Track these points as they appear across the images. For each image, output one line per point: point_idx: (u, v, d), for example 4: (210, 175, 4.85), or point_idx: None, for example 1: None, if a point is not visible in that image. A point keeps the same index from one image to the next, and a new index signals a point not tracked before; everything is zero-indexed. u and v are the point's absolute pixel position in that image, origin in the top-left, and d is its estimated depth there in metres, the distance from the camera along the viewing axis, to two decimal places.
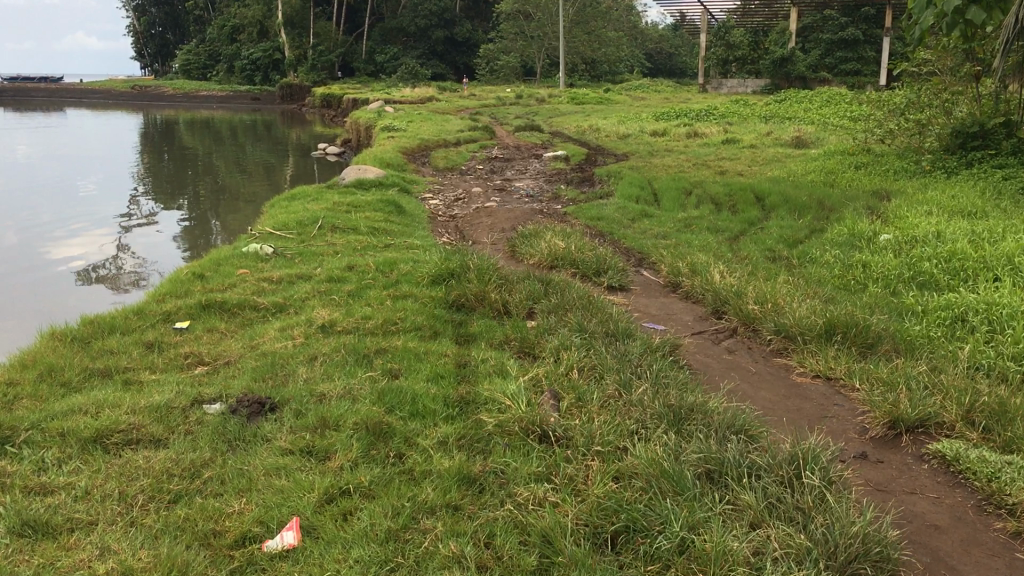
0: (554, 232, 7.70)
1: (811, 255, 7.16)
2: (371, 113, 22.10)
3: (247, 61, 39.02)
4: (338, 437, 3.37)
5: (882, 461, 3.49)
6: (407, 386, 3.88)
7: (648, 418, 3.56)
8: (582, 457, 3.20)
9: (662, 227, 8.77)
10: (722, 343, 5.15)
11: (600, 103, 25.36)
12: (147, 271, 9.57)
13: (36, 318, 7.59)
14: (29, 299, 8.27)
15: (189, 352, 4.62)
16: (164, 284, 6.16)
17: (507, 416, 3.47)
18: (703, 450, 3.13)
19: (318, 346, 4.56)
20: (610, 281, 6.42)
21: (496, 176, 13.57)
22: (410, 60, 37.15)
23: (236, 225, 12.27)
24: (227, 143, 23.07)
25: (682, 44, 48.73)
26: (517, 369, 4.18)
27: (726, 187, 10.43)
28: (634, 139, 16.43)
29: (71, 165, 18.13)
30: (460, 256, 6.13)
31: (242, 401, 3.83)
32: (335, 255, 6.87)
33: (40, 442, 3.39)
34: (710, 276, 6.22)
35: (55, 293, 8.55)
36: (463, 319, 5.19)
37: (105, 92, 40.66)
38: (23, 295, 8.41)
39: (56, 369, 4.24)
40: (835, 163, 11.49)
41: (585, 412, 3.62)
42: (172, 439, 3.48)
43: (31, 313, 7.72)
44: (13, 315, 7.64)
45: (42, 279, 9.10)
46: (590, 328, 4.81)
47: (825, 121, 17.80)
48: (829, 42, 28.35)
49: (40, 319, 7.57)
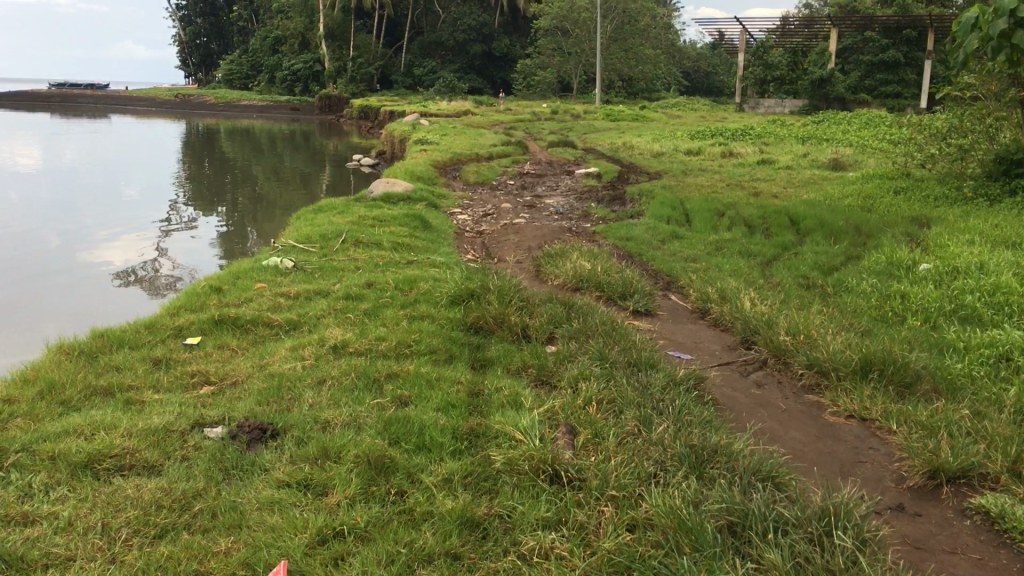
0: (580, 252, 7.50)
1: (847, 283, 6.89)
2: (406, 126, 22.08)
3: (286, 71, 39.35)
4: (338, 470, 3.19)
5: (921, 514, 3.24)
6: (416, 416, 3.70)
7: (668, 459, 3.35)
8: (595, 503, 3.00)
9: (693, 250, 8.53)
10: (751, 376, 4.92)
11: (635, 120, 25.20)
12: (183, 276, 9.54)
13: (72, 320, 7.55)
14: (65, 301, 8.26)
15: (196, 371, 4.47)
16: (180, 296, 6.05)
17: (517, 453, 3.28)
18: (726, 500, 2.91)
19: (328, 368, 4.39)
20: (636, 305, 6.19)
21: (526, 192, 13.40)
22: (448, 74, 37.22)
23: (272, 234, 12.23)
24: (264, 152, 23.16)
25: (720, 63, 48.45)
26: (532, 400, 3.97)
27: (761, 210, 10.18)
28: (669, 158, 16.21)
29: (114, 170, 18.33)
30: (482, 277, 5.95)
31: (243, 426, 3.66)
32: (355, 271, 6.72)
33: (29, 465, 3.25)
34: (740, 303, 5.99)
35: (91, 295, 8.54)
36: (480, 343, 5.00)
37: (148, 100, 41.22)
38: (59, 298, 8.39)
39: (56, 386, 4.10)
40: (874, 187, 11.19)
41: (602, 449, 3.41)
42: (166, 466, 3.32)
43: (67, 316, 7.72)
44: (49, 318, 7.61)
45: (80, 282, 9.11)
46: (613, 357, 4.59)
47: (864, 144, 17.47)
48: (869, 64, 28.08)
49: (76, 321, 7.53)
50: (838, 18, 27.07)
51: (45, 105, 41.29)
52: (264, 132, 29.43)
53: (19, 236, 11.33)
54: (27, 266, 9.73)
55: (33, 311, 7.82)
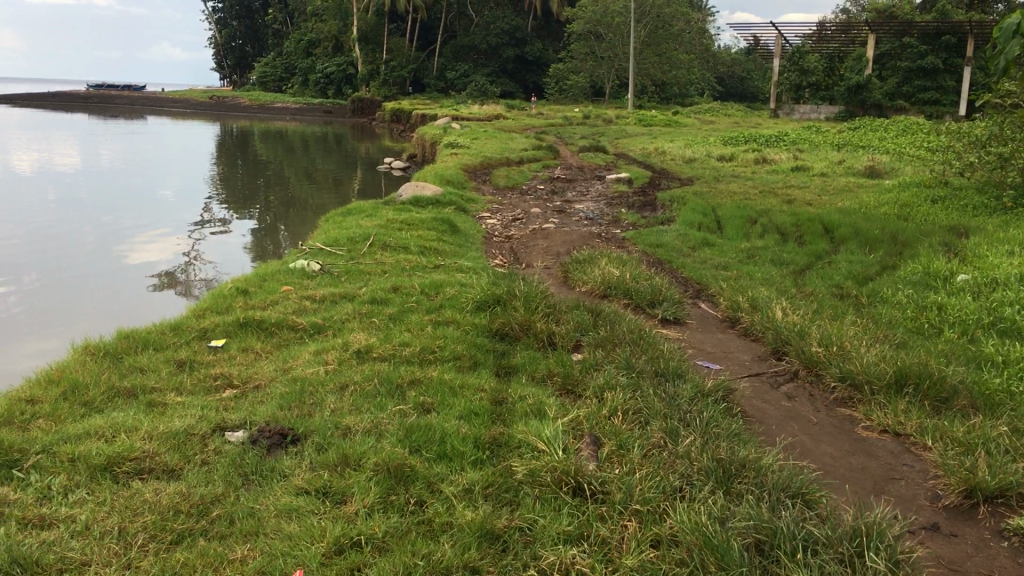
0: (609, 258, 7.43)
1: (881, 294, 6.75)
2: (438, 129, 22.10)
3: (320, 74, 39.62)
4: (356, 479, 3.14)
5: (957, 535, 3.13)
6: (437, 423, 3.65)
7: (694, 473, 3.27)
8: (618, 518, 2.93)
9: (724, 258, 8.41)
10: (781, 388, 4.81)
11: (668, 125, 25.05)
12: (215, 277, 9.60)
13: (106, 319, 7.61)
14: (99, 300, 8.33)
15: (219, 374, 4.45)
16: (207, 297, 6.05)
17: (539, 464, 3.21)
18: (753, 516, 2.83)
19: (350, 374, 4.35)
20: (664, 313, 6.10)
21: (557, 197, 13.33)
22: (480, 78, 37.26)
23: (304, 235, 12.28)
24: (296, 154, 23.29)
25: (755, 68, 48.08)
26: (556, 409, 3.90)
27: (794, 217, 10.03)
28: (701, 164, 16.07)
29: (150, 171, 18.54)
30: (508, 283, 5.89)
31: (264, 431, 3.63)
32: (382, 275, 6.69)
33: (49, 468, 3.23)
34: (771, 313, 5.88)
35: (125, 294, 8.60)
36: (506, 350, 4.95)
37: (184, 101, 41.71)
38: (94, 296, 8.47)
39: (80, 387, 4.10)
40: (911, 196, 10.99)
41: (627, 461, 3.34)
42: (186, 470, 3.30)
43: (100, 314, 7.78)
44: (83, 316, 7.67)
45: (115, 281, 9.19)
46: (640, 366, 4.51)
47: (901, 151, 17.20)
48: (907, 70, 27.72)
49: (109, 320, 7.59)
50: (875, 24, 26.73)
51: (84, 106, 41.92)
52: (297, 134, 29.61)
53: (57, 234, 11.47)
54: (63, 264, 9.83)
55: (67, 310, 7.89)
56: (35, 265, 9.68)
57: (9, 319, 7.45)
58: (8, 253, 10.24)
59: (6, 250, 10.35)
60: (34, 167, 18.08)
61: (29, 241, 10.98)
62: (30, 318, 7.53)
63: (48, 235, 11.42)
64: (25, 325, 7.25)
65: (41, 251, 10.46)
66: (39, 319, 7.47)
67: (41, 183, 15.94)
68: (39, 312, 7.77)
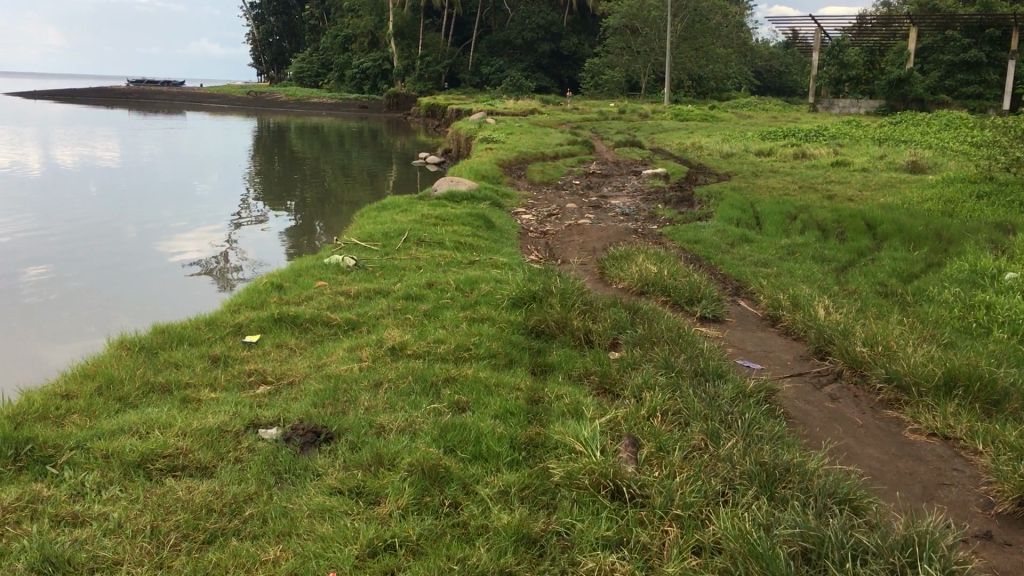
0: (646, 255, 7.31)
1: (927, 292, 6.57)
2: (473, 124, 22.07)
3: (356, 70, 39.77)
4: (391, 479, 3.09)
5: (1011, 544, 3.01)
6: (472, 422, 3.59)
7: (737, 478, 3.18)
8: (659, 522, 2.84)
9: (763, 254, 8.27)
10: (824, 389, 4.69)
11: (705, 120, 24.78)
12: (252, 270, 9.64)
13: (144, 313, 7.62)
14: (139, 294, 8.37)
15: (253, 370, 4.42)
16: (241, 293, 6.04)
17: (577, 466, 3.13)
18: (800, 524, 2.74)
19: (384, 371, 4.29)
20: (703, 311, 5.98)
21: (593, 192, 13.22)
22: (516, 73, 37.18)
23: (339, 229, 12.30)
24: (332, 149, 23.36)
25: (793, 62, 47.45)
26: (594, 409, 3.82)
27: (835, 213, 9.84)
28: (739, 159, 15.85)
29: (188, 165, 18.69)
30: (544, 279, 5.82)
31: (298, 429, 3.59)
32: (416, 271, 6.64)
33: (82, 463, 3.22)
34: (813, 311, 5.74)
35: (164, 288, 8.63)
36: (542, 348, 4.87)
37: (222, 97, 42.09)
38: (133, 290, 8.50)
39: (114, 382, 4.09)
40: (955, 192, 10.75)
41: (667, 464, 3.25)
42: (219, 468, 3.26)
43: (139, 308, 7.83)
44: (123, 310, 7.68)
45: (153, 274, 9.23)
46: (679, 366, 4.41)
47: (944, 146, 16.85)
48: (950, 63, 27.19)
49: (147, 314, 7.59)
50: (918, 16, 26.24)
51: (124, 102, 42.46)
52: (333, 129, 29.74)
53: (97, 229, 11.55)
54: (103, 258, 9.88)
55: (107, 304, 7.91)
56: (75, 260, 9.74)
57: (50, 313, 7.49)
58: (50, 247, 10.32)
59: (48, 244, 10.43)
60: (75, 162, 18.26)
61: (71, 235, 11.07)
62: (71, 311, 7.56)
63: (89, 229, 11.51)
64: (66, 319, 7.27)
65: (82, 245, 10.53)
66: (79, 314, 7.49)
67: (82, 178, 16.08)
68: (79, 305, 7.80)
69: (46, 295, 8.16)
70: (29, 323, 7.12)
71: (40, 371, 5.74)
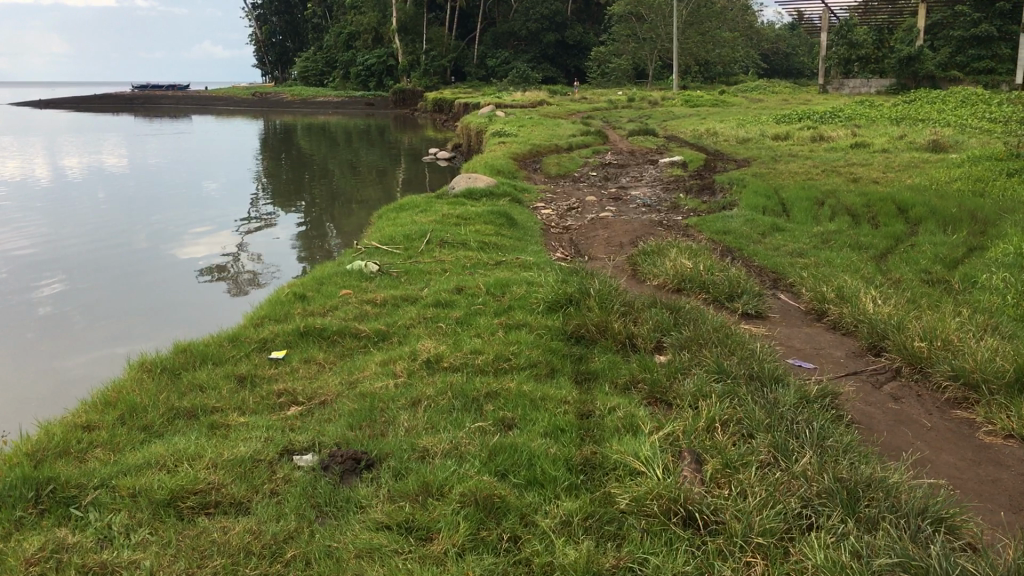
0: (678, 248, 7.04)
1: (976, 279, 6.28)
2: (482, 117, 21.76)
3: (361, 67, 39.42)
4: (443, 511, 2.85)
5: None
6: (522, 443, 3.35)
7: (815, 496, 2.92)
8: (741, 554, 2.60)
9: (797, 243, 8.01)
10: (885, 387, 4.42)
11: (715, 105, 24.42)
12: (266, 271, 9.45)
13: (157, 319, 7.40)
14: (151, 298, 8.20)
15: (283, 390, 4.19)
16: (263, 304, 5.82)
17: (643, 492, 2.89)
18: (898, 552, 2.49)
19: (422, 387, 4.05)
20: (745, 307, 5.72)
21: (610, 183, 12.96)
22: (522, 64, 36.86)
23: (353, 228, 12.05)
24: (341, 148, 23.15)
25: (799, 43, 46.81)
26: (650, 423, 3.56)
27: (864, 197, 9.55)
28: (755, 144, 15.53)
29: (197, 169, 18.52)
30: (579, 280, 5.57)
31: (336, 456, 3.36)
32: (443, 274, 6.41)
33: (109, 504, 3.00)
34: (863, 304, 5.45)
35: (179, 292, 8.43)
36: (584, 354, 4.62)
37: (228, 100, 41.95)
38: (147, 296, 8.30)
39: (138, 410, 3.86)
40: (984, 170, 10.44)
41: (737, 484, 3.00)
42: (254, 503, 3.04)
43: (150, 313, 7.61)
44: (136, 317, 7.46)
45: (166, 278, 9.06)
46: (733, 370, 4.15)
47: (964, 123, 16.46)
48: (960, 39, 26.64)
49: (163, 321, 7.32)
50: None
51: (130, 108, 42.37)
52: (341, 128, 29.52)
53: (109, 236, 11.33)
54: (115, 266, 9.64)
55: (121, 313, 7.64)
56: (87, 269, 9.49)
57: (64, 325, 7.23)
58: (62, 257, 10.09)
59: (58, 254, 10.21)
60: (83, 170, 18.06)
61: (82, 242, 10.92)
62: (85, 321, 7.31)
63: (100, 237, 11.28)
64: (80, 330, 7.01)
65: (95, 253, 10.31)
66: (93, 324, 7.23)
67: (91, 185, 15.88)
68: (92, 316, 7.54)
69: (59, 305, 7.91)
70: (45, 336, 6.87)
71: (52, 388, 5.50)
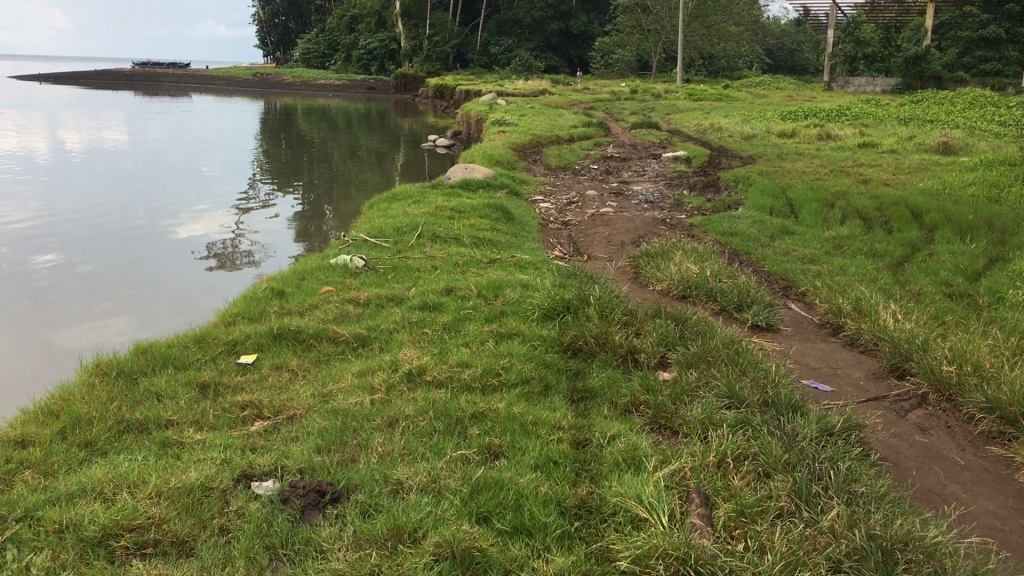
0: (684, 250, 6.63)
1: (1001, 294, 5.88)
2: (483, 105, 21.33)
3: (363, 51, 38.92)
4: (413, 565, 2.45)
5: None
6: (510, 479, 2.95)
7: (846, 557, 2.52)
8: None
9: (808, 248, 7.61)
10: (909, 417, 4.02)
11: (719, 99, 23.97)
12: (262, 253, 9.07)
13: (153, 295, 7.10)
14: (147, 276, 7.85)
15: (247, 402, 3.78)
16: (238, 300, 5.43)
17: (645, 549, 2.48)
18: None
19: (401, 405, 3.65)
20: (755, 318, 5.33)
21: (612, 177, 12.54)
22: (525, 52, 36.30)
23: (351, 213, 11.61)
24: (339, 132, 22.64)
25: (805, 39, 46.29)
26: (654, 457, 3.17)
27: (876, 199, 9.13)
28: (761, 141, 15.10)
29: (196, 147, 18.14)
30: (578, 286, 5.16)
31: (296, 487, 2.94)
32: (434, 272, 6.01)
33: (30, 541, 2.61)
34: (883, 319, 5.05)
35: (174, 271, 8.07)
36: (580, 370, 4.22)
37: (228, 79, 41.45)
38: (141, 273, 7.94)
39: (83, 422, 3.46)
40: (999, 175, 10.00)
41: (753, 538, 2.62)
42: (199, 544, 2.64)
43: (146, 290, 7.27)
44: (133, 293, 7.15)
45: (162, 257, 8.69)
46: (746, 396, 3.74)
47: (974, 125, 16.02)
48: (968, 40, 26.12)
49: (158, 300, 6.93)
50: None
51: (129, 85, 41.82)
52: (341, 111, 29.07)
53: (106, 211, 10.99)
54: (111, 243, 9.25)
55: (116, 290, 7.26)
56: (82, 245, 9.09)
57: (56, 300, 6.86)
58: (56, 232, 9.70)
59: (54, 228, 9.85)
60: (81, 145, 17.66)
61: (79, 217, 10.59)
62: (79, 295, 7.01)
63: (97, 213, 10.92)
64: (75, 304, 6.71)
65: (92, 228, 9.95)
66: (87, 298, 6.91)
67: (89, 161, 15.55)
68: (85, 291, 7.18)
69: (52, 279, 7.57)
70: (40, 308, 6.58)
71: (40, 363, 5.21)
